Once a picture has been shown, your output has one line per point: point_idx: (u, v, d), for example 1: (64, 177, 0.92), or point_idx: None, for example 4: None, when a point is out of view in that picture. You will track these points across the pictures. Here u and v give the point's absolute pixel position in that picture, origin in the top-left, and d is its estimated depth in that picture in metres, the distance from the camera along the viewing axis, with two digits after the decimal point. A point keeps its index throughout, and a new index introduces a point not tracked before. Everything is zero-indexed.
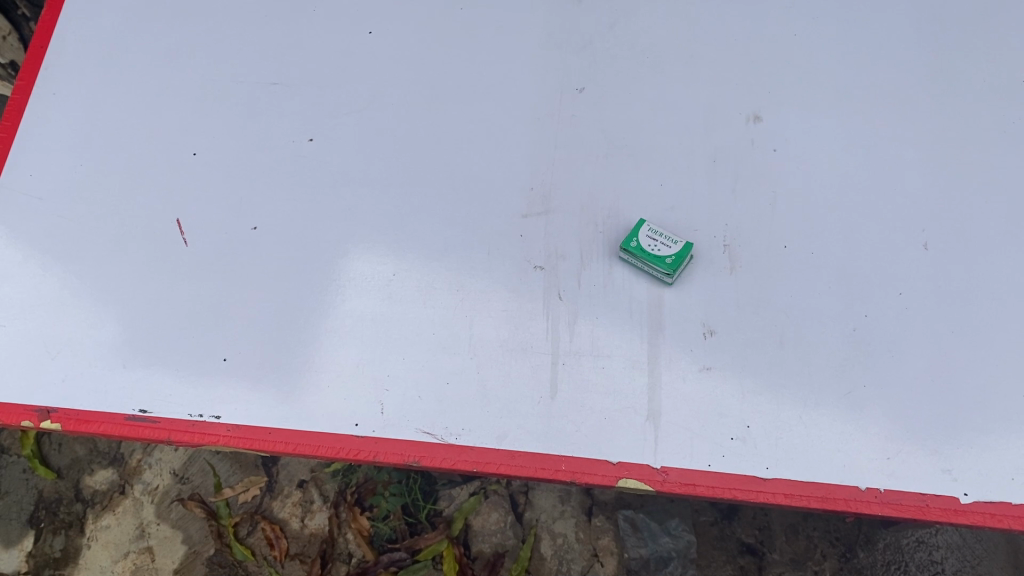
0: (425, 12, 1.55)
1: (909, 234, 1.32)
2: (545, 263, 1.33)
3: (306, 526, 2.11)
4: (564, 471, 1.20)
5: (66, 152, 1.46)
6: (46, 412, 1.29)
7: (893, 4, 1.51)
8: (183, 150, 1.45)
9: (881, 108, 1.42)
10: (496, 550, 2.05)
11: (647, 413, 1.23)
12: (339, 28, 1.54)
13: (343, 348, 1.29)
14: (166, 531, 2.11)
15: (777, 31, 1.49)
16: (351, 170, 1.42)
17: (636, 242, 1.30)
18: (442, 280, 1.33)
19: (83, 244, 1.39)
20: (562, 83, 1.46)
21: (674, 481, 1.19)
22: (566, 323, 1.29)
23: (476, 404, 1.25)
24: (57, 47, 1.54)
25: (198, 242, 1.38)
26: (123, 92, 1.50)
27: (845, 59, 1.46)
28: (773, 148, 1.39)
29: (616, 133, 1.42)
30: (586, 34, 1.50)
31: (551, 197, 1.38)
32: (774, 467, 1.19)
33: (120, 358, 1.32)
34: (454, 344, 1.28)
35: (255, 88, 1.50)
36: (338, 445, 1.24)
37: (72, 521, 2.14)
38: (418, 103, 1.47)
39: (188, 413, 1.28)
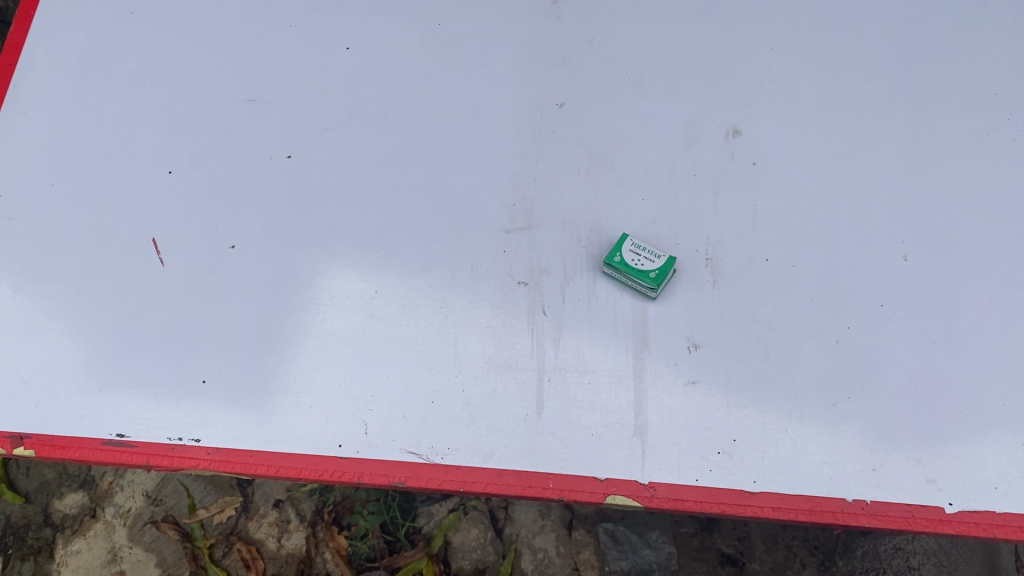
0: (403, 27, 1.54)
1: (889, 246, 1.33)
2: (528, 279, 1.32)
3: (283, 546, 2.08)
4: (552, 488, 1.20)
5: (38, 172, 1.42)
6: (19, 438, 1.26)
7: (867, 19, 1.53)
8: (158, 169, 1.43)
9: (858, 121, 1.43)
10: (477, 567, 2.03)
11: (633, 429, 1.22)
12: (316, 45, 1.52)
13: (325, 368, 1.28)
14: (139, 554, 2.06)
15: (754, 45, 1.50)
16: (331, 187, 1.40)
17: (619, 257, 1.29)
18: (425, 296, 1.32)
19: (55, 266, 1.36)
20: (542, 99, 1.46)
21: (662, 496, 1.19)
22: (551, 339, 1.28)
23: (461, 423, 1.24)
24: (25, 64, 1.51)
25: (175, 261, 1.36)
26: (95, 109, 1.48)
27: (822, 73, 1.48)
28: (753, 161, 1.40)
29: (597, 147, 1.42)
30: (565, 49, 1.50)
31: (533, 212, 1.37)
32: (761, 480, 1.19)
33: (96, 381, 1.29)
34: (438, 361, 1.27)
35: (231, 105, 1.48)
36: (322, 466, 1.23)
37: (42, 546, 2.09)
38: (398, 119, 1.46)
39: (166, 436, 1.25)
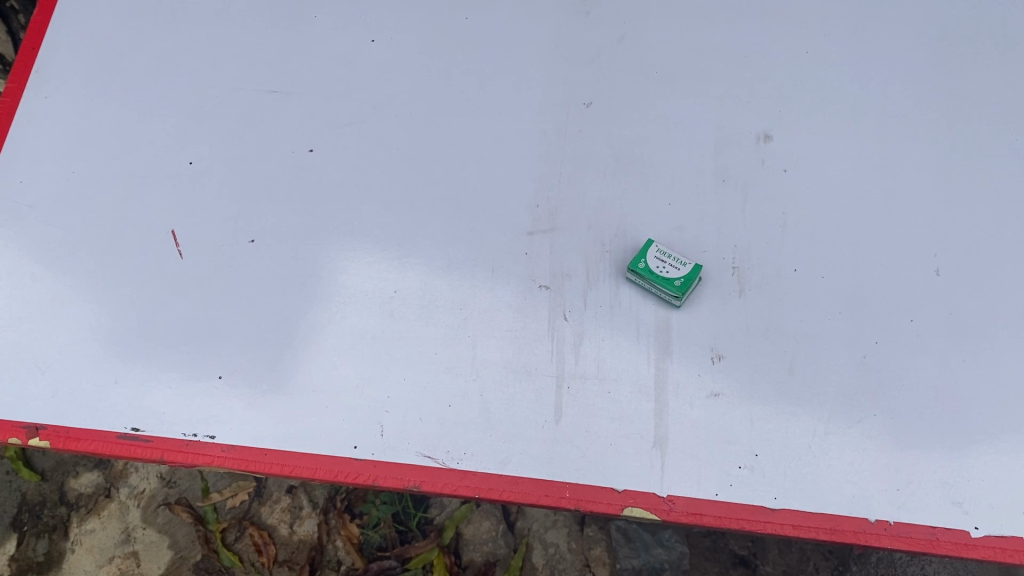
0: (430, 20, 1.51)
1: (921, 259, 1.30)
2: (550, 282, 1.30)
3: (295, 532, 2.08)
4: (568, 498, 1.18)
5: (58, 159, 1.41)
6: (35, 429, 1.26)
7: (906, 24, 1.48)
8: (178, 159, 1.41)
9: (893, 129, 1.39)
10: (488, 560, 2.03)
11: (653, 440, 1.20)
12: (341, 36, 1.49)
13: (342, 368, 1.27)
14: (152, 536, 2.07)
15: (789, 47, 1.46)
16: (352, 183, 1.38)
17: (643, 263, 1.27)
18: (444, 298, 1.30)
19: (74, 254, 1.35)
20: (569, 98, 1.43)
21: (680, 510, 1.16)
22: (571, 345, 1.26)
23: (477, 427, 1.22)
24: (49, 49, 1.49)
25: (193, 253, 1.35)
26: (117, 97, 1.46)
27: (857, 80, 1.44)
28: (784, 168, 1.37)
29: (624, 149, 1.39)
30: (594, 46, 1.46)
31: (557, 213, 1.34)
32: (782, 497, 1.17)
33: (112, 373, 1.28)
34: (456, 364, 1.26)
35: (253, 96, 1.45)
36: (336, 467, 1.22)
37: (57, 524, 2.10)
38: (422, 114, 1.43)
39: (181, 431, 1.25)
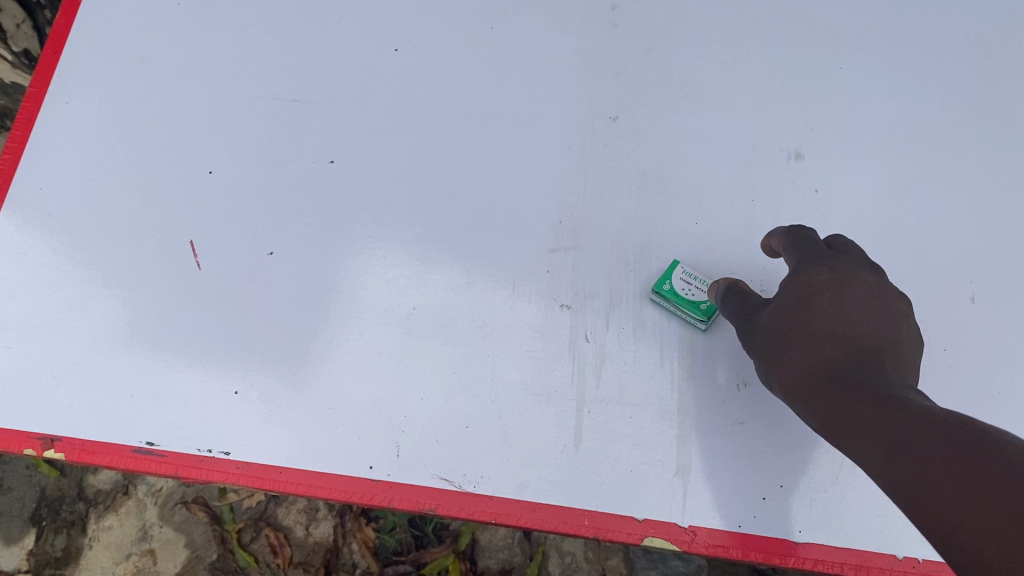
0: (454, 27, 1.46)
1: (957, 286, 1.27)
2: (572, 302, 1.27)
3: (310, 534, 2.09)
4: (588, 526, 1.16)
5: (77, 165, 1.40)
6: (50, 440, 1.25)
7: (948, 39, 1.43)
8: (198, 168, 1.39)
9: (930, 150, 1.36)
10: (503, 566, 2.05)
11: (675, 468, 1.18)
12: (364, 43, 1.46)
13: (359, 386, 1.25)
14: (169, 534, 2.08)
15: (826, 61, 1.41)
16: (373, 196, 1.36)
17: (666, 283, 1.24)
18: (464, 315, 1.28)
19: (91, 263, 1.34)
20: (595, 111, 1.39)
21: (701, 542, 1.15)
22: (592, 368, 1.23)
23: (495, 451, 1.20)
24: (70, 54, 1.46)
25: (212, 265, 1.33)
26: (137, 103, 1.44)
27: (895, 98, 1.39)
28: (815, 189, 1.33)
29: (651, 165, 1.35)
30: (623, 58, 1.42)
31: (580, 231, 1.31)
32: (807, 531, 1.16)
33: (127, 386, 1.27)
34: (474, 385, 1.23)
35: (275, 105, 1.43)
36: (352, 488, 1.20)
37: (75, 520, 2.09)
38: (444, 126, 1.40)
39: (196, 447, 1.24)
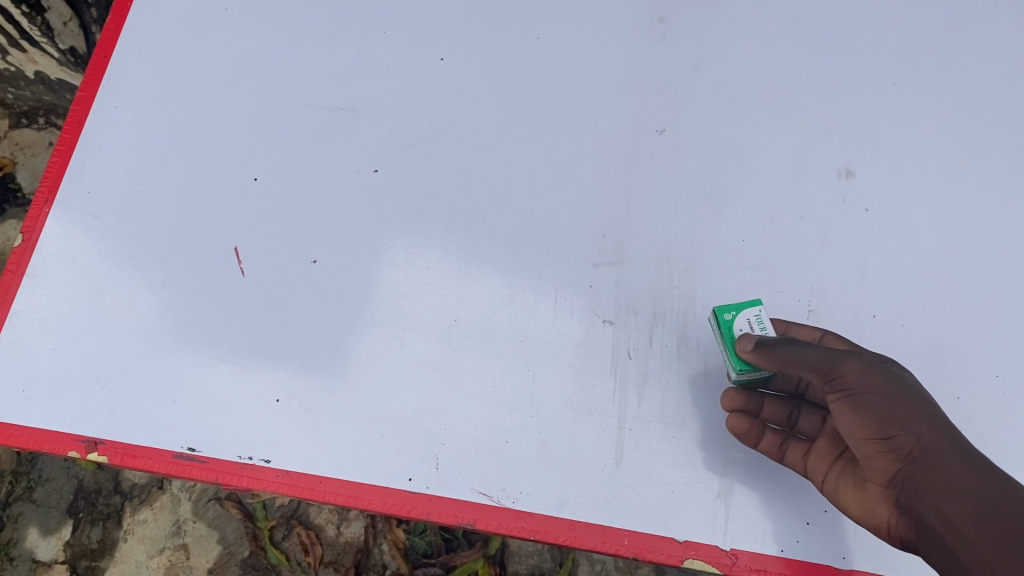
0: (500, 36, 1.45)
1: (1011, 311, 1.26)
2: (615, 318, 1.26)
3: (341, 534, 2.10)
4: (627, 546, 1.15)
5: (124, 170, 1.41)
6: (93, 443, 1.27)
7: (1005, 56, 1.40)
8: (243, 175, 1.40)
9: (983, 171, 1.34)
10: (532, 572, 2.07)
11: (717, 489, 1.18)
12: (409, 53, 1.45)
13: (399, 397, 1.25)
14: (202, 530, 2.09)
15: (878, 77, 1.39)
16: (416, 206, 1.35)
17: (728, 313, 1.15)
18: (505, 328, 1.27)
19: (138, 268, 1.35)
20: (641, 124, 1.37)
21: (743, 565, 1.14)
22: (634, 385, 1.23)
23: (535, 467, 1.20)
24: (120, 59, 1.48)
25: (255, 272, 1.33)
26: (184, 109, 1.45)
27: (949, 116, 1.37)
28: (865, 208, 1.31)
29: (697, 181, 1.34)
30: (670, 71, 1.40)
31: (624, 246, 1.30)
32: (852, 557, 1.15)
33: (170, 391, 1.28)
34: (514, 400, 1.23)
35: (321, 113, 1.43)
36: (391, 499, 1.20)
37: (111, 513, 2.10)
38: (489, 136, 1.39)
39: (237, 454, 1.25)
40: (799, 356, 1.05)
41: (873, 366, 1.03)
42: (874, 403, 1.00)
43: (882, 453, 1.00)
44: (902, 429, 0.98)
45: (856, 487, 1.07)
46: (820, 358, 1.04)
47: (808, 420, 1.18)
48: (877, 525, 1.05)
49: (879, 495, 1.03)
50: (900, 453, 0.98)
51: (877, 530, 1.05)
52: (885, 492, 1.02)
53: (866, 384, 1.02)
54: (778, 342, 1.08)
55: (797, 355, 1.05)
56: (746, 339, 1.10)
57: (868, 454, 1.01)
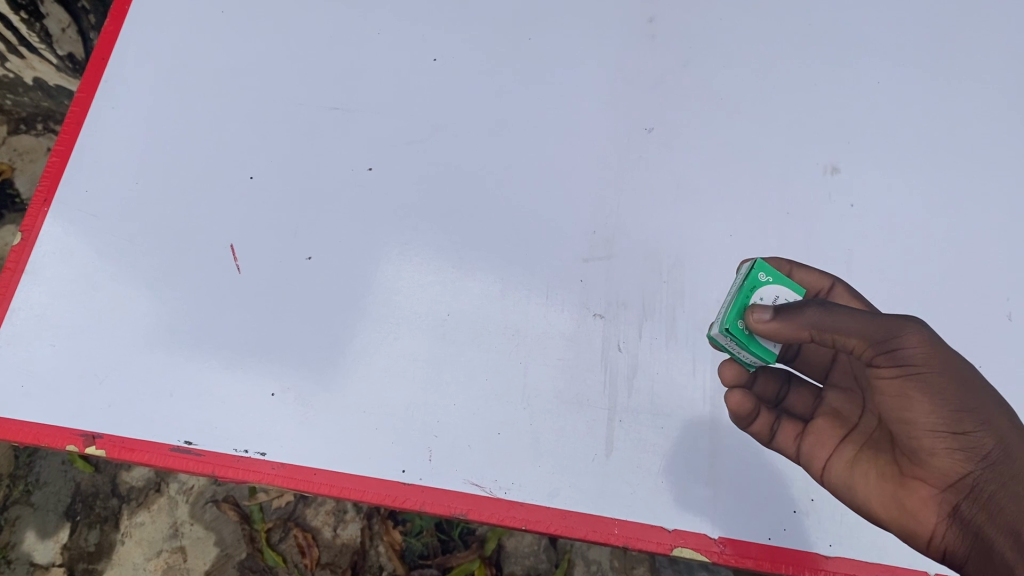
0: (492, 37, 1.47)
1: (993, 304, 1.29)
2: (605, 312, 1.28)
3: (338, 536, 2.11)
4: (617, 535, 1.18)
5: (122, 169, 1.43)
6: (92, 437, 1.28)
7: (987, 55, 1.43)
8: (239, 174, 1.42)
9: (966, 167, 1.36)
10: (528, 572, 2.07)
11: (706, 479, 1.20)
12: (403, 54, 1.48)
13: (393, 390, 1.27)
14: (200, 532, 2.10)
15: (864, 76, 1.41)
16: (410, 203, 1.38)
17: (762, 274, 1.07)
18: (497, 323, 1.29)
19: (135, 265, 1.37)
20: (631, 122, 1.40)
21: (730, 553, 1.17)
22: (624, 377, 1.25)
23: (526, 458, 1.22)
24: (118, 61, 1.50)
25: (251, 268, 1.35)
26: (181, 109, 1.47)
27: (933, 114, 1.39)
28: (851, 203, 1.33)
29: (686, 177, 1.36)
30: (660, 70, 1.43)
31: (615, 241, 1.32)
32: (837, 545, 1.18)
33: (168, 386, 1.30)
34: (506, 392, 1.25)
35: (316, 112, 1.45)
36: (384, 491, 1.22)
37: (108, 516, 2.10)
38: (481, 135, 1.41)
39: (233, 447, 1.27)
40: (847, 325, 0.94)
41: (938, 339, 0.93)
42: (948, 390, 0.92)
43: (949, 454, 0.95)
44: (977, 424, 0.92)
45: (894, 481, 1.04)
46: (875, 330, 0.93)
47: (800, 398, 1.21)
48: (912, 528, 1.03)
49: (926, 498, 1.00)
50: (974, 452, 0.93)
51: (914, 534, 1.03)
52: (936, 496, 0.99)
53: (919, 358, 0.92)
54: (817, 308, 0.95)
55: (844, 324, 0.94)
56: (763, 309, 1.00)
57: (932, 449, 0.95)
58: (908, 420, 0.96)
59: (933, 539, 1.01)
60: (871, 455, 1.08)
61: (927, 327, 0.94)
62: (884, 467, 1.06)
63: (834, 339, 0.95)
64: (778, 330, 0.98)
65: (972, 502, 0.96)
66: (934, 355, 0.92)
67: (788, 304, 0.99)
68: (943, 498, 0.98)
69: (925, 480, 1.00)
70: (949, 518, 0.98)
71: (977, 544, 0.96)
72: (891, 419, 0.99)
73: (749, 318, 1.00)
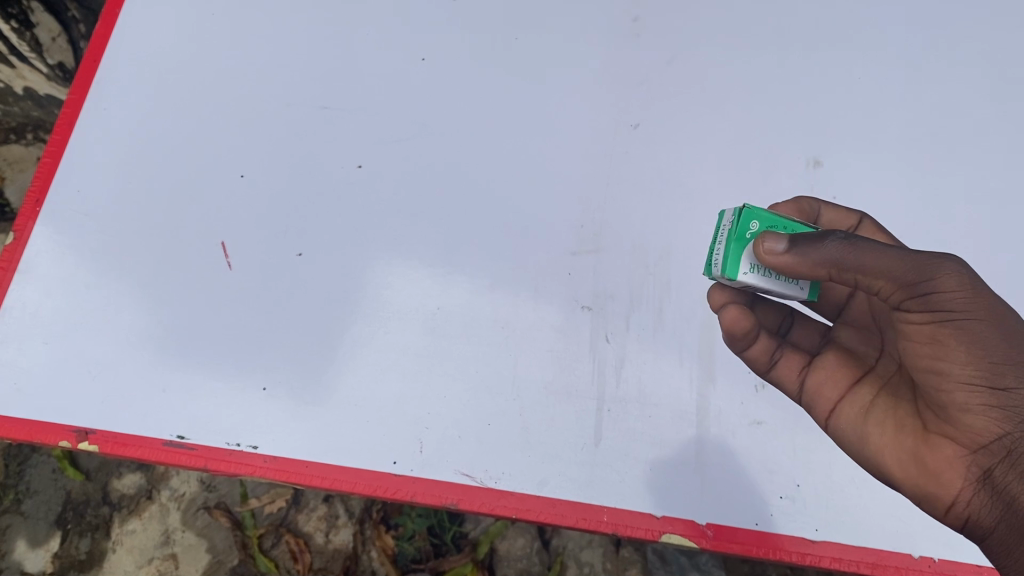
0: (479, 37, 1.49)
1: None
2: (593, 304, 1.30)
3: (330, 541, 2.08)
4: (607, 522, 1.20)
5: (113, 169, 1.44)
6: (84, 433, 1.29)
7: (965, 51, 1.45)
8: (230, 172, 1.43)
9: (946, 159, 1.39)
10: None
11: (694, 465, 1.22)
12: (391, 54, 1.49)
13: (384, 383, 1.28)
14: (191, 539, 2.07)
15: (844, 72, 1.44)
16: (399, 199, 1.39)
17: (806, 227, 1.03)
18: (487, 315, 1.31)
19: (128, 262, 1.38)
20: (617, 118, 1.42)
21: (717, 538, 1.19)
22: (613, 367, 1.26)
23: (516, 447, 1.23)
24: (109, 63, 1.52)
25: (242, 265, 1.37)
26: (172, 109, 1.48)
27: (912, 108, 1.42)
28: (833, 196, 1.36)
29: (672, 171, 1.38)
30: (644, 68, 1.45)
31: (602, 234, 1.34)
32: (823, 529, 1.20)
33: (160, 381, 1.31)
34: (496, 384, 1.27)
35: (306, 112, 1.47)
36: (377, 482, 1.24)
37: (99, 524, 2.08)
38: (469, 132, 1.43)
39: (225, 441, 1.27)
40: (873, 261, 0.90)
41: (980, 281, 0.88)
42: (990, 339, 0.88)
43: (985, 412, 0.90)
44: (1020, 380, 0.88)
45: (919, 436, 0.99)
46: (904, 267, 0.89)
47: (804, 333, 1.19)
48: (930, 491, 0.98)
49: (952, 458, 0.95)
50: (1013, 409, 0.89)
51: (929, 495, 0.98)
52: (965, 457, 0.94)
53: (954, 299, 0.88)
54: (839, 241, 0.92)
55: (870, 261, 0.90)
56: (777, 239, 0.96)
57: (966, 404, 0.91)
58: (940, 370, 0.92)
59: (957, 506, 0.96)
60: (890, 406, 1.04)
61: (965, 267, 0.88)
62: (904, 420, 1.01)
63: (855, 277, 0.92)
64: (793, 265, 0.95)
65: (1006, 467, 0.90)
66: (977, 299, 0.88)
67: (807, 236, 0.95)
68: (973, 460, 0.93)
69: (954, 438, 0.95)
70: (978, 483, 0.93)
71: (1006, 512, 0.91)
72: (919, 372, 0.95)
73: (760, 249, 0.97)
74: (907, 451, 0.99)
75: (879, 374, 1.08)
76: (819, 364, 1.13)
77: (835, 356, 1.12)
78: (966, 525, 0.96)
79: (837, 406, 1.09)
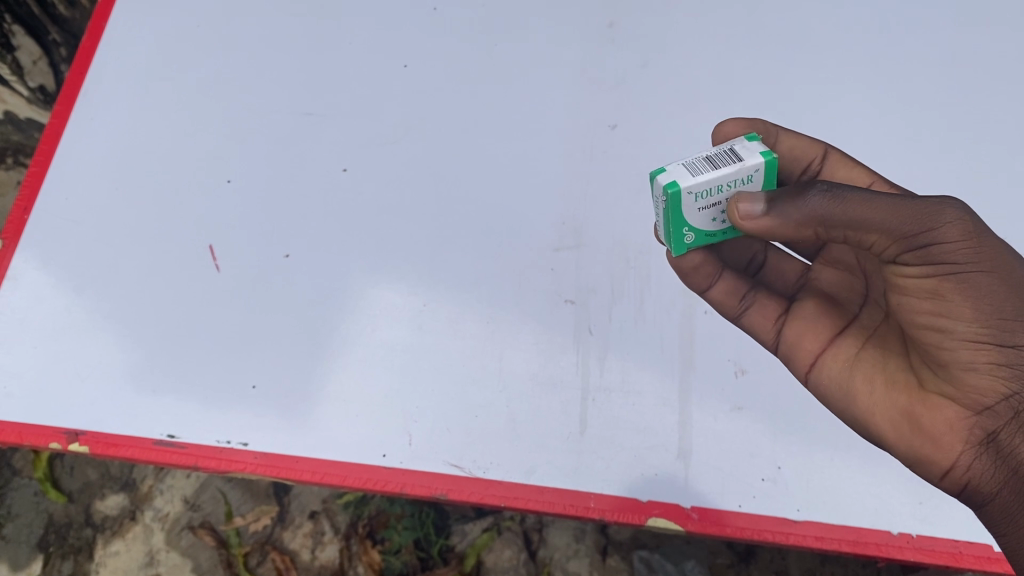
0: (460, 44, 1.54)
1: None
2: (576, 297, 1.33)
3: (316, 558, 1.97)
4: (594, 508, 1.22)
5: (100, 177, 1.46)
6: (75, 434, 1.30)
7: (929, 49, 1.51)
8: (216, 178, 1.46)
9: (914, 152, 1.43)
10: None
11: (677, 451, 1.25)
12: (374, 61, 1.53)
13: (374, 379, 1.31)
14: (176, 559, 1.95)
15: (813, 72, 1.49)
16: (383, 200, 1.42)
17: (690, 234, 0.99)
18: (472, 311, 1.33)
19: (116, 267, 1.40)
20: (595, 120, 1.46)
21: (704, 520, 1.22)
22: (596, 358, 1.29)
23: (504, 438, 1.26)
24: (96, 76, 1.55)
25: (230, 266, 1.39)
26: (158, 118, 1.51)
27: (879, 105, 1.47)
28: None
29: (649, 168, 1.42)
30: (620, 71, 1.49)
31: (583, 231, 1.37)
32: (804, 509, 1.22)
33: (149, 382, 1.33)
34: (482, 376, 1.29)
35: (290, 118, 1.50)
36: (367, 475, 1.26)
37: (82, 546, 1.97)
38: (451, 134, 1.47)
39: (215, 439, 1.29)
40: (863, 217, 0.85)
41: (984, 231, 0.86)
42: (996, 292, 0.86)
43: (991, 370, 0.89)
44: None
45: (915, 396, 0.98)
46: (901, 219, 0.85)
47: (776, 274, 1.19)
48: (927, 452, 0.97)
49: (953, 420, 0.94)
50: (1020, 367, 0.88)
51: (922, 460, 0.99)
52: (967, 419, 0.94)
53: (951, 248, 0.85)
54: (822, 195, 0.86)
55: (859, 215, 0.85)
56: (752, 199, 0.89)
57: (973, 363, 0.90)
58: (943, 328, 0.89)
59: (956, 470, 0.96)
60: (876, 364, 1.03)
61: (966, 212, 0.86)
62: (895, 375, 1.00)
63: (844, 232, 0.87)
64: (774, 221, 0.89)
65: (1014, 427, 0.91)
66: (982, 250, 0.86)
67: (783, 192, 0.89)
68: (976, 421, 0.93)
69: (953, 399, 0.94)
70: (981, 445, 0.93)
71: (1010, 476, 0.92)
72: (917, 328, 0.93)
73: (733, 212, 0.91)
74: (900, 409, 0.99)
75: (864, 326, 1.06)
76: (796, 314, 1.13)
77: (816, 302, 1.12)
78: (965, 488, 0.97)
79: (817, 359, 1.09)
